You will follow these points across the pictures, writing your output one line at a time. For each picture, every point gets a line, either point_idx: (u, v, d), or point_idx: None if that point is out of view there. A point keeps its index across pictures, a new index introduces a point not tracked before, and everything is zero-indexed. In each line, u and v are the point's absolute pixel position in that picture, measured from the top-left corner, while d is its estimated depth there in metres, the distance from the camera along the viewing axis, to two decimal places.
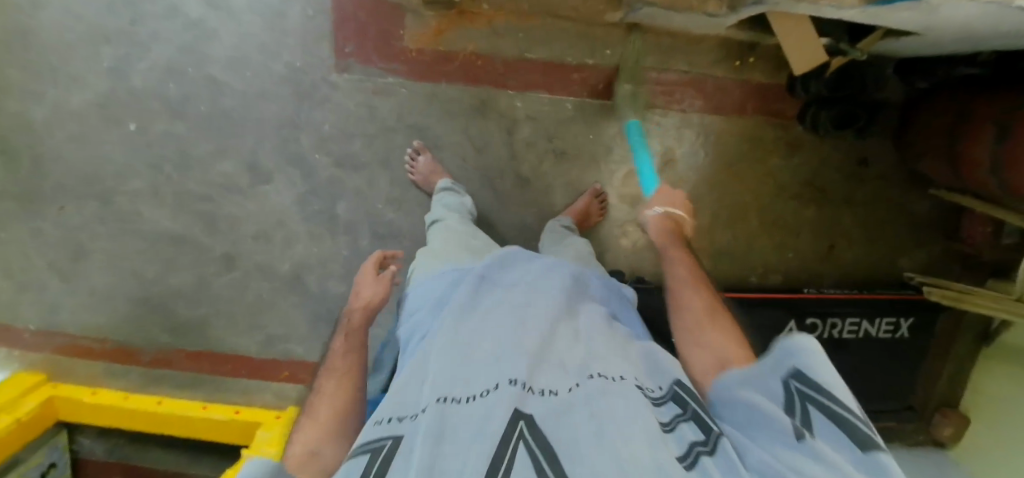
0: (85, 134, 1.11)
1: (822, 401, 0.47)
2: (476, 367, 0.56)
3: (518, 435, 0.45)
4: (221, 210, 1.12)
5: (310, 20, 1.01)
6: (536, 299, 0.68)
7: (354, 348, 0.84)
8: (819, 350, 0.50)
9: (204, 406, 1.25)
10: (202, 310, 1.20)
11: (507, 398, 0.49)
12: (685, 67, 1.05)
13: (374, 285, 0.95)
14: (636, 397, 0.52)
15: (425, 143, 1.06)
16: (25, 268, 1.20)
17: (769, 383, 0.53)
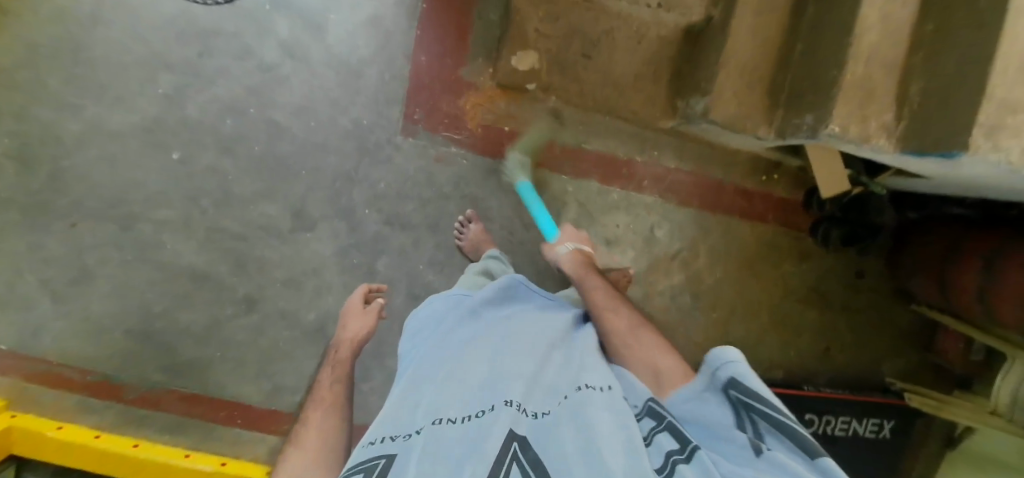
0: (119, 155, 1.06)
1: (759, 408, 0.49)
2: (471, 389, 0.51)
3: (513, 457, 0.42)
4: (253, 252, 1.08)
5: (385, 83, 1.07)
6: (531, 327, 0.65)
7: (342, 379, 0.83)
8: (745, 361, 0.52)
9: (187, 454, 1.10)
10: (209, 352, 1.11)
11: (503, 420, 0.45)
12: (721, 176, 1.18)
13: (362, 319, 0.92)
14: (621, 410, 0.49)
15: (476, 213, 1.10)
16: (10, 284, 1.06)
17: (707, 395, 0.53)
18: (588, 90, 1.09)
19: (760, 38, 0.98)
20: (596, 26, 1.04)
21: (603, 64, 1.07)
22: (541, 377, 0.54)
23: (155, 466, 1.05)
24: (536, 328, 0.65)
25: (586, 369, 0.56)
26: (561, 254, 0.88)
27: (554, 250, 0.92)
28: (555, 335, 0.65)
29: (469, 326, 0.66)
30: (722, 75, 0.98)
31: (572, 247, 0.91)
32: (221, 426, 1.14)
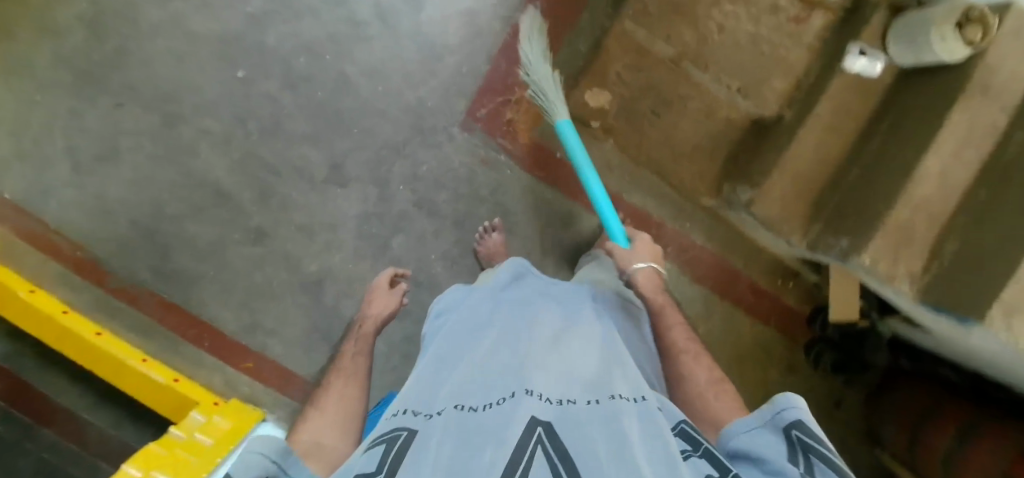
0: (186, 56, 1.06)
1: (820, 460, 0.44)
2: (495, 379, 0.52)
3: (538, 440, 0.40)
4: (280, 188, 1.09)
5: (460, 75, 1.08)
6: (561, 328, 0.64)
7: (364, 350, 0.88)
8: (809, 410, 0.48)
9: (144, 359, 1.08)
10: (205, 268, 1.11)
11: (524, 407, 0.45)
12: (741, 266, 1.21)
13: (387, 298, 0.98)
14: (654, 422, 0.45)
15: (502, 223, 1.10)
16: (38, 141, 1.06)
17: (763, 432, 0.48)
18: (646, 145, 1.10)
19: (820, 153, 1.01)
20: (675, 88, 1.05)
21: (667, 127, 1.08)
22: (570, 372, 0.53)
23: (112, 360, 1.04)
24: (566, 330, 0.63)
25: (616, 377, 0.53)
26: (636, 270, 0.85)
27: (627, 264, 0.86)
28: (587, 338, 0.62)
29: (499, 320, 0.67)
30: (777, 172, 1.00)
31: (647, 267, 0.86)
32: (187, 345, 1.13)
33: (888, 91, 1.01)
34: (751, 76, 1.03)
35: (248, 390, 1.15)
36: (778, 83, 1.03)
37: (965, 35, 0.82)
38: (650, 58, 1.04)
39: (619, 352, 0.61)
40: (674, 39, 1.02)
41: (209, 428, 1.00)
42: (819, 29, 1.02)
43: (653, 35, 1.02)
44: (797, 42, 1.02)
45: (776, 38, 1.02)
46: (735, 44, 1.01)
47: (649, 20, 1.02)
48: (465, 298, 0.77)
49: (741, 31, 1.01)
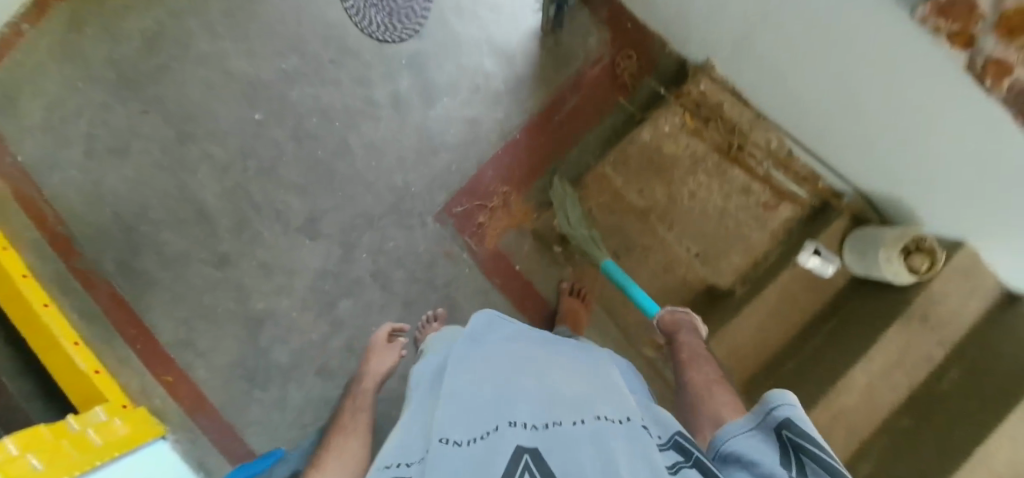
0: (218, 89, 1.18)
1: (809, 452, 0.44)
2: (477, 409, 0.52)
3: (523, 472, 0.42)
4: (256, 224, 1.15)
5: (448, 172, 1.16)
6: (542, 357, 0.65)
7: (365, 407, 0.89)
8: (799, 405, 0.49)
9: (76, 341, 1.07)
10: (163, 276, 1.14)
11: (510, 439, 0.46)
12: None
13: (388, 351, 0.97)
14: (642, 439, 0.47)
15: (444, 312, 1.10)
16: (65, 121, 1.15)
17: (756, 434, 0.49)
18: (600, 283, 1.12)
19: (761, 336, 1.02)
20: (639, 237, 1.10)
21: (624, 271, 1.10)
22: (558, 395, 0.54)
23: (46, 335, 1.04)
24: (545, 359, 0.64)
25: (596, 396, 0.54)
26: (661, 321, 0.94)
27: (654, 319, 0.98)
28: (567, 364, 0.63)
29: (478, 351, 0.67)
30: (713, 342, 1.00)
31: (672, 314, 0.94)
32: (122, 342, 1.12)
33: (836, 296, 1.04)
34: (712, 244, 1.08)
35: (160, 403, 1.12)
36: (736, 258, 1.07)
37: (910, 262, 0.88)
38: (621, 203, 1.10)
39: (599, 373, 0.62)
40: (646, 193, 1.10)
41: (104, 429, 0.96)
42: (785, 220, 1.07)
43: (627, 184, 1.10)
44: (761, 225, 1.07)
45: (742, 217, 1.08)
46: (703, 213, 1.08)
47: (628, 170, 1.10)
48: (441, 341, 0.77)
49: (711, 202, 1.08)
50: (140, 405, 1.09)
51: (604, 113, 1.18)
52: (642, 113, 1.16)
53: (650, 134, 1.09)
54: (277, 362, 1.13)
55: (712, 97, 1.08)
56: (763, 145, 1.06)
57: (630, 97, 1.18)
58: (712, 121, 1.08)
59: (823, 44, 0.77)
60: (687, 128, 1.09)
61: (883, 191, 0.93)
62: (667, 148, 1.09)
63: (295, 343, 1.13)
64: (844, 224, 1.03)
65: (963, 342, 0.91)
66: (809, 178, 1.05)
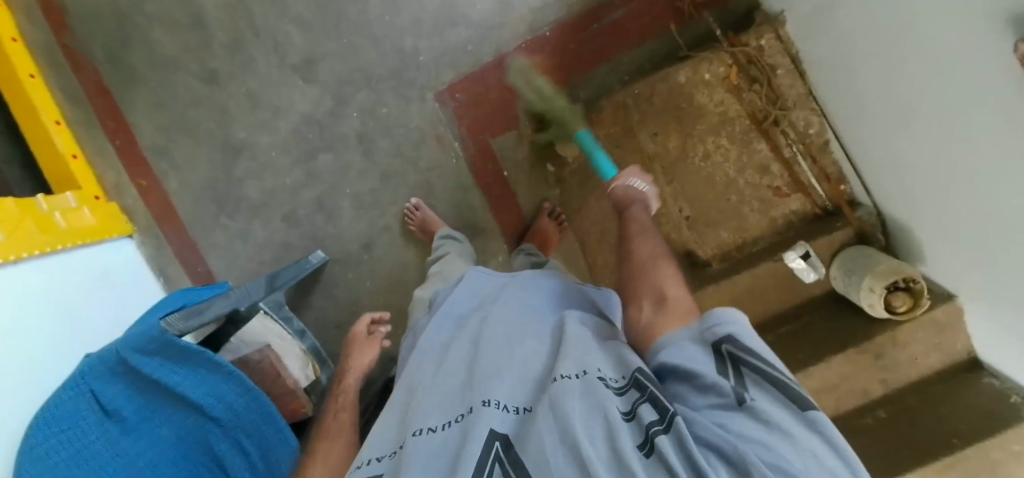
0: None
1: (749, 362, 0.45)
2: (450, 398, 0.58)
3: (496, 459, 0.46)
4: (251, 48, 1.08)
5: (462, 52, 1.06)
6: (518, 320, 0.68)
7: (347, 408, 0.86)
8: (741, 317, 0.48)
9: (58, 122, 1.10)
10: (151, 76, 1.11)
11: (481, 421, 0.49)
12: None
13: (371, 346, 0.99)
14: (597, 393, 0.48)
15: (421, 200, 1.11)
16: None
17: (696, 347, 0.49)
18: (582, 214, 1.09)
19: None
20: None
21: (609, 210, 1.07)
22: (525, 373, 0.57)
23: (27, 106, 1.06)
24: (517, 324, 0.67)
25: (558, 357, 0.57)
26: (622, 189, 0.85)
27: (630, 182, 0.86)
28: (537, 330, 0.66)
29: (458, 333, 0.72)
30: None
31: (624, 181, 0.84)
32: (102, 133, 1.13)
33: (808, 303, 1.00)
34: (706, 212, 1.01)
35: (131, 203, 1.15)
36: (724, 234, 1.02)
37: (889, 298, 0.84)
38: (632, 140, 1.02)
39: (565, 326, 0.64)
40: (659, 138, 1.01)
41: (73, 215, 1.02)
42: (790, 212, 1.00)
43: (642, 124, 1.01)
44: (763, 209, 1.00)
45: (746, 195, 1.00)
46: (709, 178, 1.01)
47: (649, 108, 1.00)
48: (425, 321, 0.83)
49: (721, 169, 1.00)
50: (113, 200, 1.14)
51: (649, 36, 1.03)
52: (688, 51, 1.01)
53: (686, 77, 0.98)
54: (248, 194, 1.13)
55: (769, 56, 0.95)
56: (799, 128, 0.97)
57: (682, 25, 1.02)
58: (758, 83, 0.96)
59: (900, 61, 0.71)
60: (728, 83, 0.97)
61: (903, 223, 0.89)
62: (698, 97, 0.98)
63: (267, 182, 1.12)
64: (846, 237, 0.96)
65: (903, 389, 0.90)
66: (832, 178, 0.98)
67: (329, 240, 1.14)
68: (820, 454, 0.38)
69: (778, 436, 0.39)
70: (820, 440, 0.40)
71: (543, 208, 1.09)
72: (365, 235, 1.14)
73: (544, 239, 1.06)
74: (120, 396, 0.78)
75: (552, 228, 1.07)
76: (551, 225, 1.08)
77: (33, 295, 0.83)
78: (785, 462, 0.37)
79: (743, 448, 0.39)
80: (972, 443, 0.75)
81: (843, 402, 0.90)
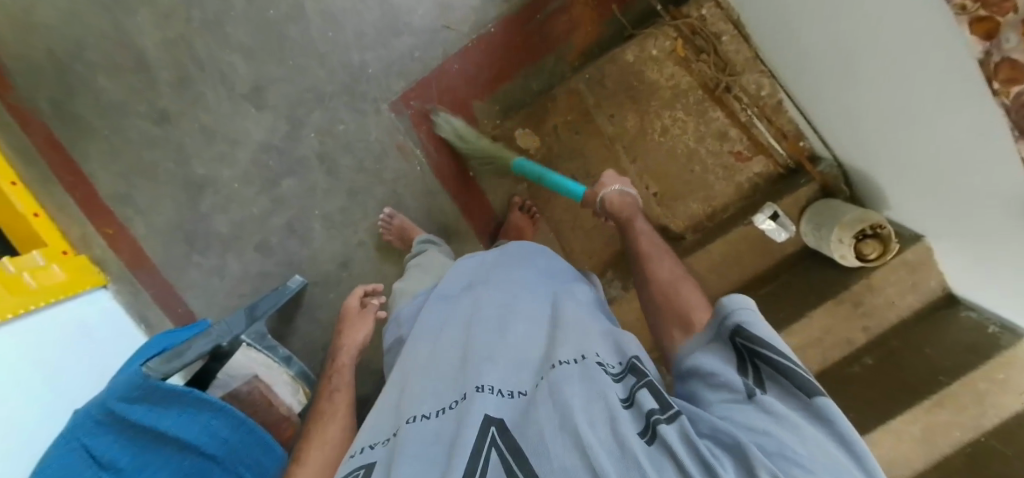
0: None
1: (763, 354, 0.47)
2: (444, 383, 0.59)
3: (491, 444, 0.46)
4: (198, 83, 1.07)
5: (410, 59, 1.06)
6: (507, 303, 0.69)
7: (342, 388, 0.87)
8: (756, 307, 0.50)
9: (16, 182, 1.09)
10: (103, 124, 1.10)
11: (476, 405, 0.50)
12: None
13: (363, 322, 0.99)
14: (599, 379, 0.50)
15: (395, 208, 1.11)
16: None
17: (715, 349, 0.51)
18: (552, 204, 1.09)
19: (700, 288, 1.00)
20: (599, 167, 1.03)
21: (578, 196, 1.07)
22: (522, 358, 0.59)
23: None
24: (507, 308, 0.68)
25: (556, 343, 0.59)
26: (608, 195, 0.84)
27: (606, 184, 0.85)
28: (529, 311, 0.68)
29: (448, 318, 0.72)
30: None
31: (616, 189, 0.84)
32: (60, 187, 1.12)
33: (783, 263, 1.01)
34: (672, 186, 1.01)
35: (101, 253, 1.14)
36: (692, 205, 1.02)
37: (857, 245, 0.85)
38: (589, 124, 1.02)
39: (560, 313, 0.66)
40: (616, 119, 1.01)
41: (42, 273, 1.01)
42: (754, 175, 1.00)
43: (598, 107, 1.01)
44: (727, 176, 1.01)
45: (709, 164, 1.00)
46: (671, 152, 1.01)
47: (602, 91, 1.00)
48: (412, 310, 0.84)
49: (681, 142, 1.00)
50: (82, 253, 1.13)
51: (596, 18, 1.03)
52: (634, 30, 1.02)
53: (633, 55, 0.98)
54: (217, 229, 1.12)
55: (713, 24, 0.95)
56: (751, 91, 0.98)
57: (625, 6, 1.02)
58: (705, 52, 0.96)
59: (840, 23, 0.72)
60: (676, 57, 0.97)
61: (862, 169, 0.90)
62: (649, 74, 0.98)
63: (234, 214, 1.12)
64: (810, 193, 0.97)
65: (886, 334, 0.91)
66: (790, 135, 0.98)
67: (304, 263, 1.13)
68: (827, 446, 0.39)
69: (785, 427, 0.41)
70: (829, 433, 0.41)
71: (512, 203, 1.08)
72: (340, 255, 1.13)
73: (518, 229, 1.05)
74: (109, 448, 0.75)
75: (524, 220, 1.06)
76: (524, 217, 1.07)
77: (11, 355, 0.82)
78: (789, 451, 0.38)
79: (749, 437, 0.40)
80: (957, 378, 0.76)
81: (830, 355, 0.91)
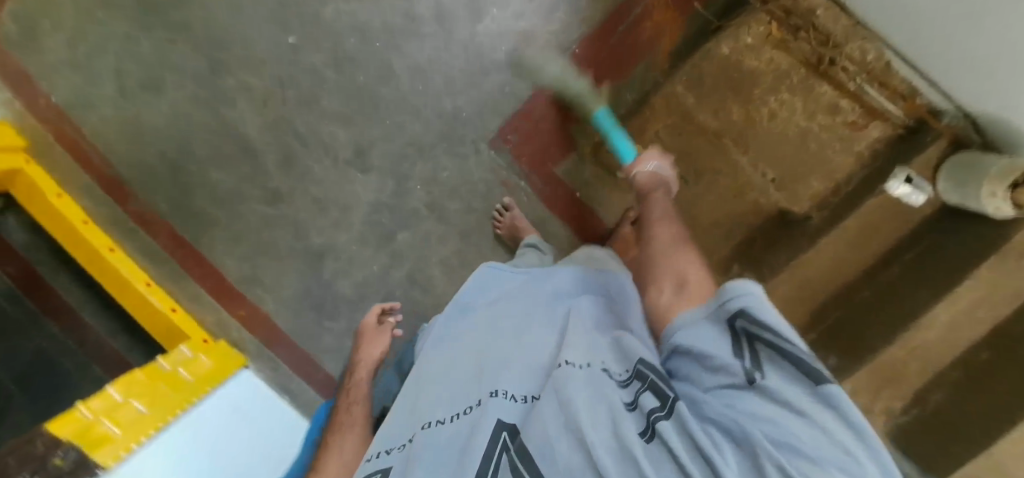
0: (246, 10, 1.08)
1: (766, 338, 0.46)
2: (463, 390, 0.65)
3: (502, 449, 0.53)
4: (304, 158, 1.12)
5: (502, 95, 1.08)
6: (524, 314, 0.74)
7: (359, 400, 0.88)
8: (756, 290, 0.47)
9: (149, 283, 1.14)
10: (219, 214, 1.15)
11: (492, 414, 0.57)
12: None
13: (379, 337, 1.01)
14: (601, 384, 0.54)
15: (512, 200, 1.12)
16: (94, 58, 1.10)
17: (711, 326, 0.50)
18: None
19: (834, 268, 1.00)
20: (709, 162, 1.04)
21: (691, 196, 1.06)
22: (533, 362, 0.64)
23: (119, 278, 1.11)
24: (526, 316, 0.73)
25: (568, 346, 0.62)
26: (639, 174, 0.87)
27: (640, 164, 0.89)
28: (547, 318, 0.72)
29: (468, 326, 0.78)
30: (789, 271, 0.99)
31: (650, 169, 0.87)
32: (191, 280, 1.18)
33: (922, 225, 0.98)
34: (790, 169, 1.01)
35: (237, 337, 1.20)
36: (816, 183, 1.01)
37: (1015, 196, 0.81)
38: (691, 123, 1.03)
39: (578, 317, 0.69)
40: (721, 114, 1.01)
41: (193, 365, 1.05)
42: (874, 141, 0.99)
43: (701, 106, 1.02)
44: (846, 147, 1.00)
45: (825, 139, 0.99)
46: (782, 134, 1.00)
47: (702, 89, 1.01)
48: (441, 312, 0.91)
49: (792, 123, 0.99)
50: (220, 340, 1.18)
51: (679, 18, 1.03)
52: (720, 22, 1.01)
53: (729, 47, 0.97)
54: (341, 293, 1.16)
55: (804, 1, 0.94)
56: (857, 58, 0.94)
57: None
58: (803, 30, 0.95)
59: None
60: (772, 40, 0.97)
61: (989, 112, 0.83)
62: (747, 63, 0.98)
63: (356, 275, 1.15)
64: (940, 150, 0.94)
65: None
66: (908, 95, 0.94)
67: (429, 312, 1.15)
68: (832, 430, 0.40)
69: (788, 412, 0.42)
70: (835, 416, 0.41)
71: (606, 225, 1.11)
72: None
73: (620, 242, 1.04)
74: None
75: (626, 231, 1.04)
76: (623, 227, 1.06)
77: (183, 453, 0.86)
78: (794, 441, 0.40)
79: (748, 424, 0.42)
80: None
81: (1010, 315, 0.84)
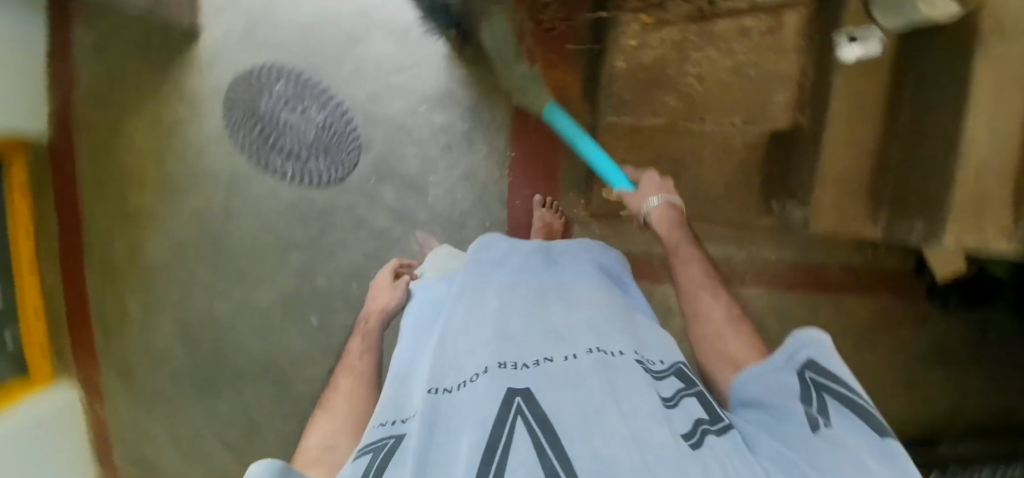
0: (267, 327, 1.20)
1: (832, 393, 0.47)
2: (463, 351, 0.52)
3: (516, 412, 0.42)
4: None
5: (488, 230, 1.15)
6: (522, 278, 0.63)
7: (370, 348, 0.87)
8: (825, 344, 0.50)
9: None
10: None
11: (501, 381, 0.45)
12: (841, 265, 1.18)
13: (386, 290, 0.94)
14: (635, 376, 0.48)
15: None
16: (199, 443, 1.24)
17: (779, 373, 0.52)
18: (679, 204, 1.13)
19: (856, 148, 0.95)
20: (680, 145, 1.10)
21: (690, 178, 1.12)
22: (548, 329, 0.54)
23: None
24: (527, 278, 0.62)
25: (592, 325, 0.54)
26: (652, 212, 0.78)
27: (638, 207, 0.81)
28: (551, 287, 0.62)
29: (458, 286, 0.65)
30: (823, 185, 0.96)
31: (661, 201, 0.79)
32: None
33: (897, 47, 0.92)
34: (748, 105, 1.02)
35: None
36: (780, 97, 1.01)
37: None
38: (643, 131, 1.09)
39: (587, 292, 0.61)
40: (659, 110, 1.05)
41: None
42: (799, 30, 0.97)
43: (640, 114, 1.06)
44: (779, 51, 0.99)
45: (757, 58, 0.99)
46: (720, 83, 1.01)
47: (629, 103, 1.06)
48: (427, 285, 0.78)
49: (721, 70, 1.00)
50: None
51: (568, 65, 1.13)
52: (597, 44, 1.06)
53: (624, 60, 1.01)
54: None
55: None
56: None
57: (575, 36, 1.10)
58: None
59: None
60: (648, 27, 0.97)
61: None
62: (645, 57, 1.00)
63: None
64: None
65: None
66: None
67: None
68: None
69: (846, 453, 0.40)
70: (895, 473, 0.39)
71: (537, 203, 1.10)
72: None
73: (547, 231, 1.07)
74: None
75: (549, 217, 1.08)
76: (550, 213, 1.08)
77: None
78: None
79: (805, 461, 0.41)
80: None
81: None
